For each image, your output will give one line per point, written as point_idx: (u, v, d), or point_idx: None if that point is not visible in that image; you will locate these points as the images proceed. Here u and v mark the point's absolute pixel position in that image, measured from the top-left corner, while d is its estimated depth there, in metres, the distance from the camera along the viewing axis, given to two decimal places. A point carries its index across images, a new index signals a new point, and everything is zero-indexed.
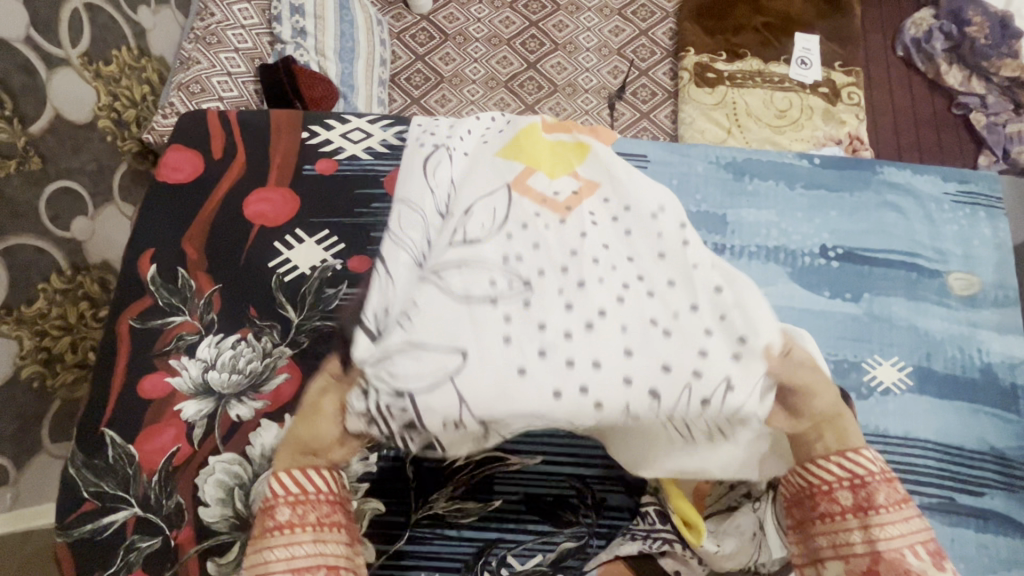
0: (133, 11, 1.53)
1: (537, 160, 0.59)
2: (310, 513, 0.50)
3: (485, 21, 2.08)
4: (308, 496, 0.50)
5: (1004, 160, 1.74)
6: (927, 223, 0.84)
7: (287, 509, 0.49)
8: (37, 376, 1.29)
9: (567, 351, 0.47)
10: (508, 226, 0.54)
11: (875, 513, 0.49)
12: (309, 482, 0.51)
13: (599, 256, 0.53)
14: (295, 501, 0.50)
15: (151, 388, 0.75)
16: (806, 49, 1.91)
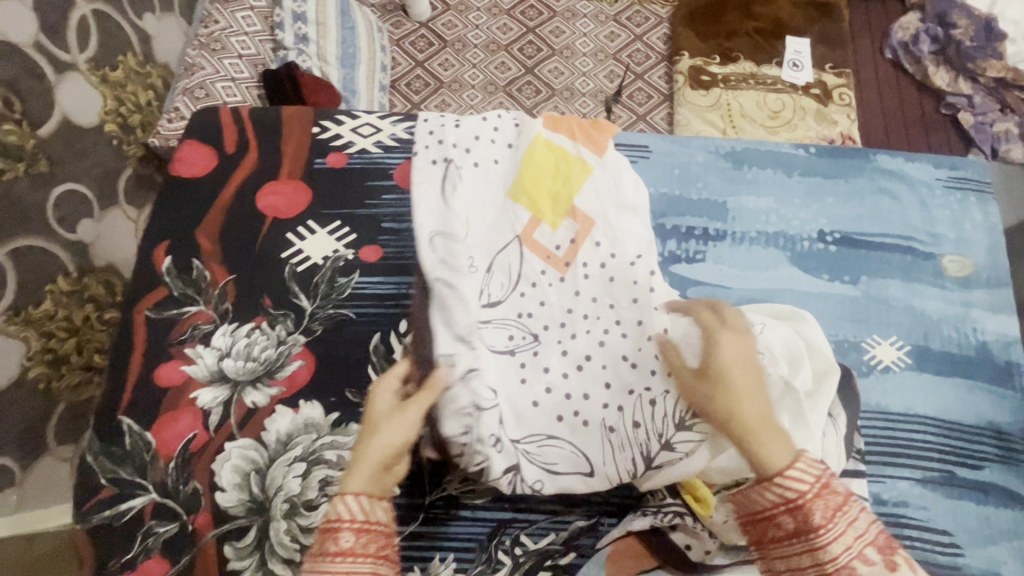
0: (138, 18, 1.55)
1: (541, 213, 0.77)
2: (371, 543, 0.55)
3: (483, 28, 2.13)
4: (371, 526, 0.56)
5: (992, 158, 1.79)
6: (920, 208, 0.87)
7: (350, 535, 0.55)
8: (42, 378, 1.28)
9: (564, 388, 0.68)
10: (521, 286, 0.74)
11: (816, 536, 0.53)
12: (373, 512, 0.57)
13: (588, 309, 0.72)
14: (359, 528, 0.56)
15: (167, 377, 0.76)
16: (797, 52, 1.96)
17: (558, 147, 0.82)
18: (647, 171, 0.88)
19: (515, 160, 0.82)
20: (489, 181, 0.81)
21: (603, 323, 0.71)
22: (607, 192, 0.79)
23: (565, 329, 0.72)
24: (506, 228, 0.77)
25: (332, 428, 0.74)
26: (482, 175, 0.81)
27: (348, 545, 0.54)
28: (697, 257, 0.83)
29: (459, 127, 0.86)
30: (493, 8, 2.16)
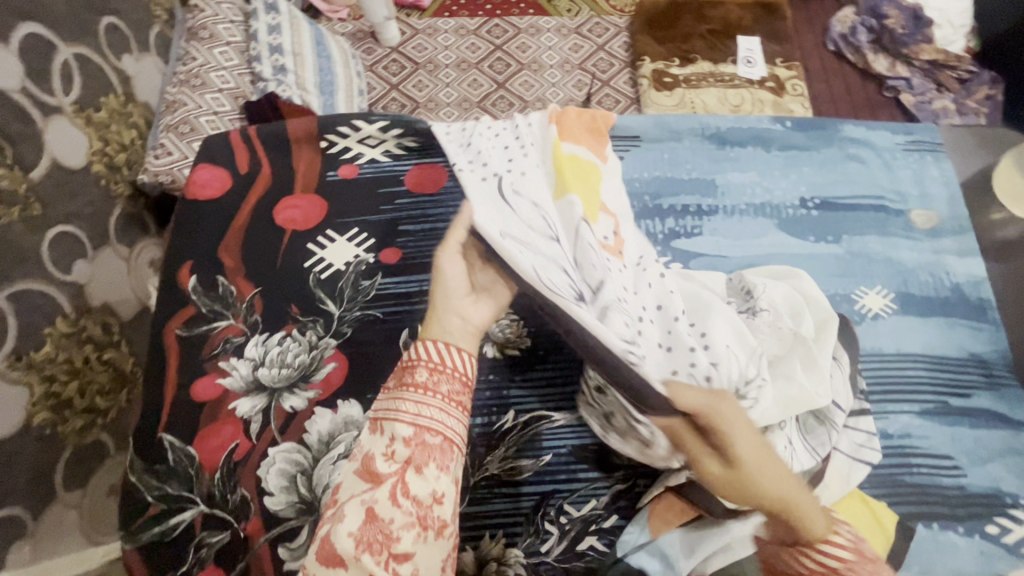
0: (118, 59, 1.53)
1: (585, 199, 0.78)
2: (443, 383, 0.62)
3: (453, 49, 2.21)
4: (445, 368, 0.63)
5: None
6: (885, 170, 0.96)
7: (425, 371, 0.62)
8: (48, 424, 1.17)
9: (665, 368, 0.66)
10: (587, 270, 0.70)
11: None
12: (450, 357, 0.64)
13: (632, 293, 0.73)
14: (433, 368, 0.63)
15: (204, 391, 0.78)
16: (749, 49, 2.10)
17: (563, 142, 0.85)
18: (642, 157, 0.97)
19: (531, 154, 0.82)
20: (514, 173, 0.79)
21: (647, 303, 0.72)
22: (616, 188, 0.87)
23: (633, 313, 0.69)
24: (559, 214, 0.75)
25: None
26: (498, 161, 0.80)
27: (421, 379, 0.61)
28: (694, 232, 0.90)
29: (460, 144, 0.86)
30: (459, 29, 2.25)
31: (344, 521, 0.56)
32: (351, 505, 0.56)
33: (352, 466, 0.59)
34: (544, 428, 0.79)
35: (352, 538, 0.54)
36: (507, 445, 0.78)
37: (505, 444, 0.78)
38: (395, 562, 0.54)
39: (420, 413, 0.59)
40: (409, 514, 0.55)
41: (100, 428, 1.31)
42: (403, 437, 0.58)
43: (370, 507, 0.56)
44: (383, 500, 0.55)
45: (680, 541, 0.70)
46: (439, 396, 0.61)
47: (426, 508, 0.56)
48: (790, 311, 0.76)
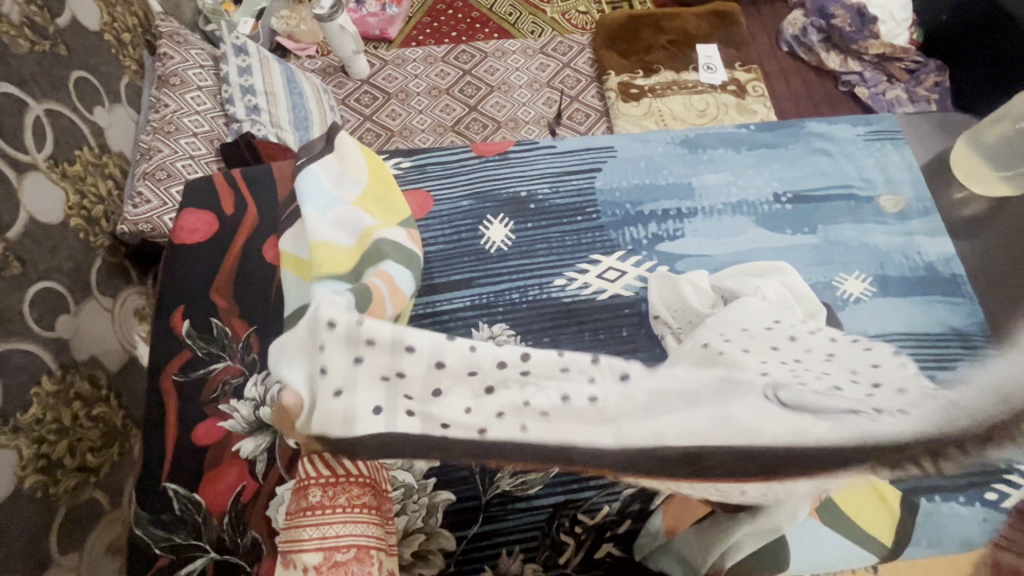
0: (89, 112, 1.53)
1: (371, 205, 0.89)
2: (340, 495, 0.64)
3: (423, 77, 2.25)
4: (338, 479, 0.65)
5: None
6: (849, 159, 1.00)
7: (318, 490, 0.65)
8: (39, 487, 1.14)
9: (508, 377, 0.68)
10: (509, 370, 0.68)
11: None
12: (341, 466, 0.66)
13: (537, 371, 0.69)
14: (323, 483, 0.65)
15: (205, 436, 0.77)
16: (708, 57, 2.18)
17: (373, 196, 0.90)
18: (618, 168, 1.00)
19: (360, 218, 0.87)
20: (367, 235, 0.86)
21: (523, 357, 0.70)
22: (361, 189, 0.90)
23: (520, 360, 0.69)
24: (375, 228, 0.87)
25: None
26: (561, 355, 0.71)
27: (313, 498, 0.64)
28: (677, 234, 0.93)
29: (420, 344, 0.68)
30: (428, 58, 2.30)
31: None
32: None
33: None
34: None
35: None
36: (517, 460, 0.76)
37: None
38: None
39: (325, 536, 0.61)
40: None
41: (95, 486, 1.28)
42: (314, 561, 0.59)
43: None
44: None
45: (696, 540, 0.72)
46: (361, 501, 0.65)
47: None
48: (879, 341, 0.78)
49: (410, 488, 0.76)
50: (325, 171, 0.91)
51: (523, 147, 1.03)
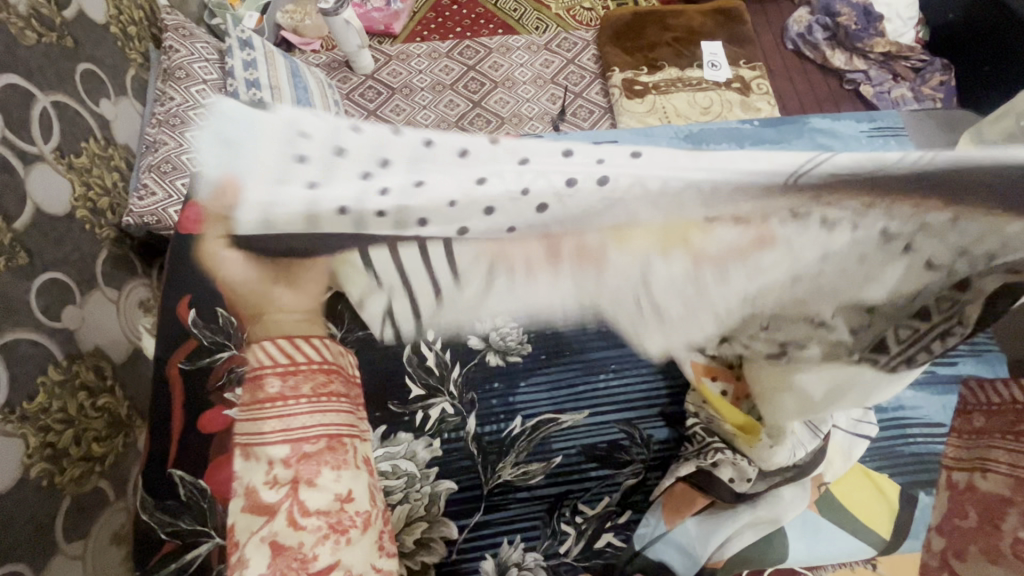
0: (95, 104, 1.54)
1: None
2: (302, 383, 0.53)
3: (426, 72, 2.25)
4: (298, 367, 0.53)
5: None
6: (853, 156, 0.99)
7: (276, 380, 0.53)
8: (45, 475, 1.15)
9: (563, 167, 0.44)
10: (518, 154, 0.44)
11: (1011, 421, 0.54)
12: (301, 352, 0.53)
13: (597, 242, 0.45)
14: (283, 369, 0.53)
15: (211, 423, 0.78)
16: (713, 54, 2.18)
17: None
18: None
19: None
20: None
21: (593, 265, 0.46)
22: None
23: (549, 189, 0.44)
24: None
25: (382, 442, 0.77)
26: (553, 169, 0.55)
27: (272, 389, 0.53)
28: None
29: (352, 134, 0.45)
30: (432, 53, 2.30)
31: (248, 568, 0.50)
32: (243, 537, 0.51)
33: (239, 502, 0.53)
34: (553, 431, 0.78)
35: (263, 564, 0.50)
36: (519, 450, 0.78)
37: (516, 449, 0.78)
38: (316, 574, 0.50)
39: (289, 427, 0.52)
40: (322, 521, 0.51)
41: (99, 475, 1.30)
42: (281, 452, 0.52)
43: (270, 541, 0.50)
44: (283, 530, 0.50)
45: (696, 531, 0.74)
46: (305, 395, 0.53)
47: (336, 514, 0.52)
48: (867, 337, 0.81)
49: (412, 477, 0.77)
50: None
51: None
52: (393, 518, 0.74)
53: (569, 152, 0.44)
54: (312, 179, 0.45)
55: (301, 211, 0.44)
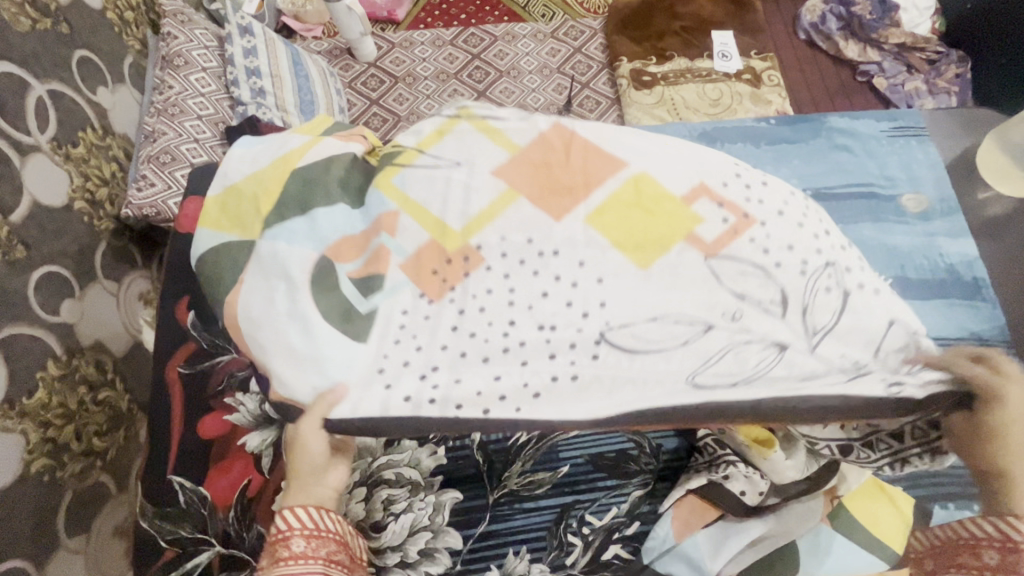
0: (92, 92, 1.51)
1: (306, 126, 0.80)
2: (320, 545, 0.62)
3: (430, 60, 2.21)
4: (319, 531, 0.63)
5: None
6: (872, 156, 0.95)
7: (302, 540, 0.62)
8: (47, 470, 1.15)
9: (572, 295, 0.61)
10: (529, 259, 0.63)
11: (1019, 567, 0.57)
12: (320, 519, 0.63)
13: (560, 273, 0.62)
14: (309, 533, 0.62)
15: (211, 428, 0.77)
16: (724, 44, 2.12)
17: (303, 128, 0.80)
18: None
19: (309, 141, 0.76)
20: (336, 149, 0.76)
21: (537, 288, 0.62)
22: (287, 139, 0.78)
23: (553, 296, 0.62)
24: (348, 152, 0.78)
25: (386, 450, 0.77)
26: (471, 193, 0.65)
27: (294, 555, 0.60)
28: None
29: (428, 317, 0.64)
30: (436, 40, 2.25)
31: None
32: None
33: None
34: (560, 439, 0.79)
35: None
36: (524, 460, 0.78)
37: (522, 458, 0.78)
38: None
39: None
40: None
41: (101, 469, 1.29)
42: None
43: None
44: None
45: (704, 543, 0.72)
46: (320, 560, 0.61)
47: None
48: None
49: (416, 485, 0.76)
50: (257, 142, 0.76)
51: None
52: (397, 528, 0.73)
53: (570, 303, 0.61)
54: (410, 394, 0.61)
55: (407, 411, 0.60)
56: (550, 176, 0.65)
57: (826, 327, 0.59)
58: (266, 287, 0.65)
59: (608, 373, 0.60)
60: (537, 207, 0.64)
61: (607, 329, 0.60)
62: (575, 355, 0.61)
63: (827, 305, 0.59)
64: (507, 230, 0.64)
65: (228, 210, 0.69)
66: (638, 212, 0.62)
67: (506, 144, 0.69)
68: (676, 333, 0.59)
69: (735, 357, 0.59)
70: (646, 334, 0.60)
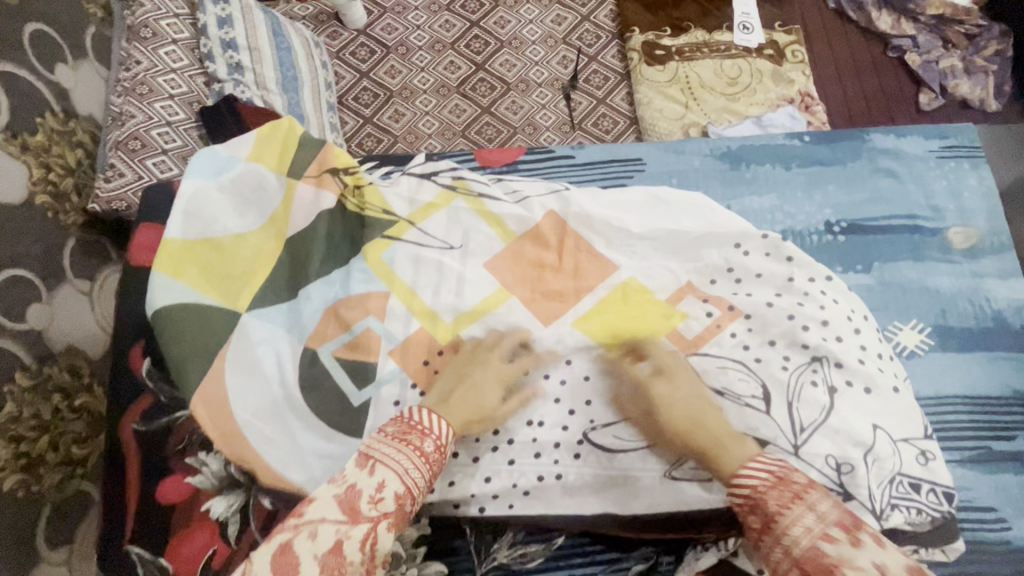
0: (51, 71, 1.29)
1: (262, 158, 0.79)
2: (435, 461, 0.64)
3: (425, 28, 2.00)
4: (440, 450, 0.65)
5: (942, 95, 1.81)
6: (918, 183, 0.83)
7: (431, 443, 0.64)
8: (19, 487, 1.02)
9: (559, 393, 0.74)
10: (523, 362, 0.75)
11: (778, 518, 0.58)
12: (451, 444, 0.66)
13: (551, 372, 0.75)
14: (440, 445, 0.65)
15: (171, 493, 0.69)
16: (745, 14, 1.93)
17: (261, 162, 0.79)
18: (640, 203, 0.84)
19: (273, 192, 0.79)
20: (302, 205, 0.79)
21: (527, 385, 0.74)
22: (247, 178, 0.78)
23: (544, 393, 0.74)
24: (307, 197, 0.80)
25: None
26: (464, 281, 0.79)
27: (427, 451, 0.63)
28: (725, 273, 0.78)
29: None
30: (431, 5, 2.03)
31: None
32: (296, 543, 0.57)
33: (335, 492, 0.60)
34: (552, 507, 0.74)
35: (315, 562, 0.56)
36: (516, 529, 0.71)
37: (513, 529, 0.71)
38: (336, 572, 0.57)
39: (404, 478, 0.61)
40: (365, 564, 0.58)
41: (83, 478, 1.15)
42: (393, 491, 0.60)
43: (340, 539, 0.58)
44: (353, 539, 0.58)
45: None
46: (433, 472, 0.63)
47: (377, 564, 0.59)
48: (904, 384, 0.73)
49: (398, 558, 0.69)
50: (222, 191, 0.78)
51: (535, 160, 0.90)
52: None
53: (558, 400, 0.74)
54: None
55: None
56: (539, 276, 0.81)
57: (816, 424, 0.67)
58: (245, 359, 0.71)
59: (591, 470, 0.71)
60: (540, 310, 0.78)
61: (590, 428, 0.72)
62: (558, 453, 0.72)
63: (815, 400, 0.68)
64: (504, 326, 0.77)
65: (221, 270, 0.74)
66: (623, 318, 0.77)
67: (503, 231, 0.83)
68: (654, 428, 0.70)
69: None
70: (625, 434, 0.71)
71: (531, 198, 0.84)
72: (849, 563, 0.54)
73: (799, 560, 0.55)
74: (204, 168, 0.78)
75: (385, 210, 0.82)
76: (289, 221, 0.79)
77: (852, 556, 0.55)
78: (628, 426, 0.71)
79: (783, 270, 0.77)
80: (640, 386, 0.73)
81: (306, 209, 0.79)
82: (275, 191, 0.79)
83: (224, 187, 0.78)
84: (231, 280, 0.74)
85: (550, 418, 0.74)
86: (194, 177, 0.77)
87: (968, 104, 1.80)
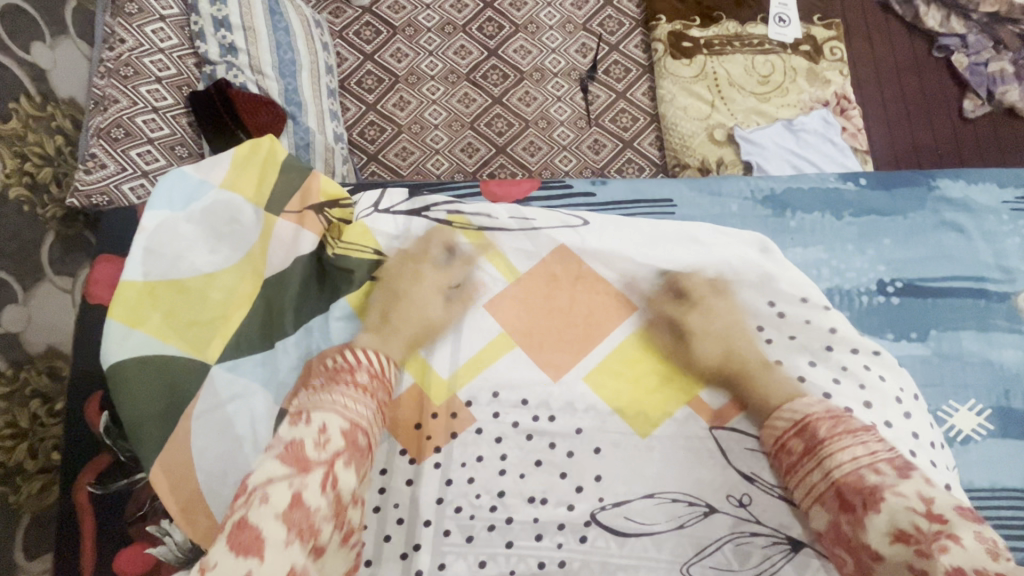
0: (24, 50, 1.02)
1: (238, 186, 0.71)
2: (376, 391, 0.63)
3: (436, 7, 1.66)
4: (380, 375, 0.65)
5: (989, 102, 1.53)
6: (987, 239, 0.75)
7: (364, 375, 0.63)
8: None
9: (565, 467, 0.65)
10: (525, 429, 0.67)
11: (823, 449, 0.57)
12: (386, 367, 0.66)
13: (558, 441, 0.66)
14: (374, 374, 0.64)
15: (129, 566, 0.62)
16: (783, 4, 1.61)
17: (237, 190, 0.71)
18: (668, 245, 0.74)
19: (246, 226, 0.70)
20: (281, 245, 0.70)
21: (531, 454, 0.66)
22: (220, 209, 0.70)
23: (547, 466, 0.66)
24: (284, 235, 0.71)
25: None
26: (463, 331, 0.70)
27: (361, 381, 0.62)
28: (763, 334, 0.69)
29: (438, 467, 0.66)
30: None
31: (254, 560, 0.48)
32: (252, 515, 0.50)
33: (272, 453, 0.54)
34: None
35: (280, 523, 0.50)
36: None
37: None
38: (313, 556, 0.52)
39: (351, 407, 0.59)
40: (331, 507, 0.54)
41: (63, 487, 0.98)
42: (338, 429, 0.57)
43: (297, 491, 0.52)
44: (312, 487, 0.53)
45: None
46: (375, 402, 0.62)
47: (344, 507, 0.56)
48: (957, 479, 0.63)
49: None
50: (190, 222, 0.69)
51: (550, 194, 0.80)
52: None
53: (564, 475, 0.65)
54: None
55: None
56: (549, 324, 0.71)
57: None
58: (211, 422, 0.63)
59: (597, 558, 0.62)
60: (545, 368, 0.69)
61: (599, 508, 0.63)
62: (562, 536, 0.63)
63: None
64: (508, 389, 0.68)
65: (189, 316, 0.66)
66: (628, 370, 0.69)
67: (509, 272, 0.73)
68: (668, 511, 0.63)
69: (738, 549, 0.61)
70: (639, 515, 0.63)
71: (543, 230, 0.75)
72: (891, 487, 0.52)
73: (838, 484, 0.55)
74: (173, 195, 0.70)
75: (375, 250, 0.72)
76: (267, 259, 0.70)
77: (896, 483, 0.52)
78: (642, 510, 0.63)
79: (820, 335, 0.68)
80: (657, 460, 0.65)
81: (282, 248, 0.70)
82: (251, 225, 0.70)
83: (192, 218, 0.70)
84: (200, 328, 0.66)
85: (555, 495, 0.64)
86: (161, 204, 0.69)
87: (1018, 113, 1.52)
